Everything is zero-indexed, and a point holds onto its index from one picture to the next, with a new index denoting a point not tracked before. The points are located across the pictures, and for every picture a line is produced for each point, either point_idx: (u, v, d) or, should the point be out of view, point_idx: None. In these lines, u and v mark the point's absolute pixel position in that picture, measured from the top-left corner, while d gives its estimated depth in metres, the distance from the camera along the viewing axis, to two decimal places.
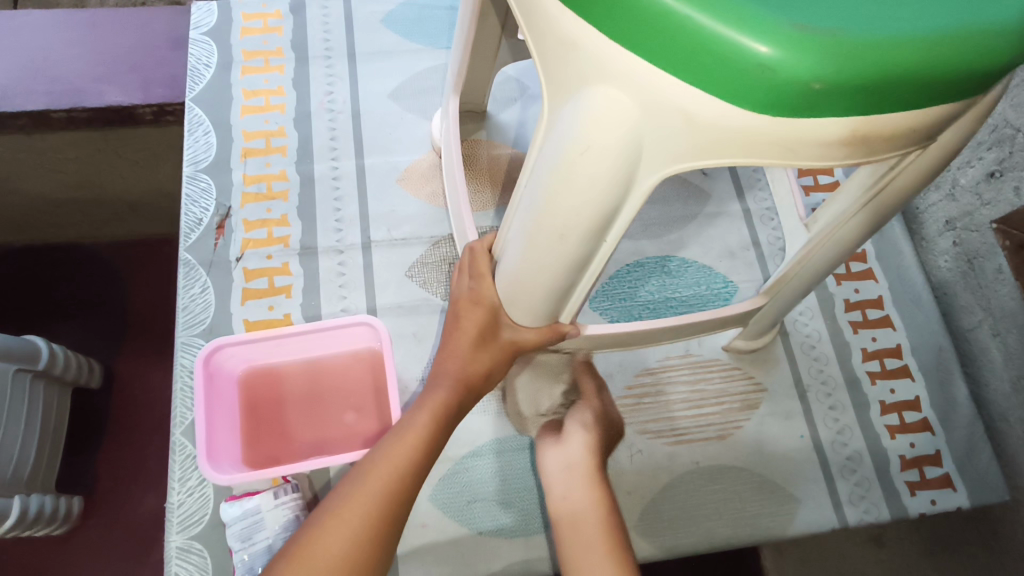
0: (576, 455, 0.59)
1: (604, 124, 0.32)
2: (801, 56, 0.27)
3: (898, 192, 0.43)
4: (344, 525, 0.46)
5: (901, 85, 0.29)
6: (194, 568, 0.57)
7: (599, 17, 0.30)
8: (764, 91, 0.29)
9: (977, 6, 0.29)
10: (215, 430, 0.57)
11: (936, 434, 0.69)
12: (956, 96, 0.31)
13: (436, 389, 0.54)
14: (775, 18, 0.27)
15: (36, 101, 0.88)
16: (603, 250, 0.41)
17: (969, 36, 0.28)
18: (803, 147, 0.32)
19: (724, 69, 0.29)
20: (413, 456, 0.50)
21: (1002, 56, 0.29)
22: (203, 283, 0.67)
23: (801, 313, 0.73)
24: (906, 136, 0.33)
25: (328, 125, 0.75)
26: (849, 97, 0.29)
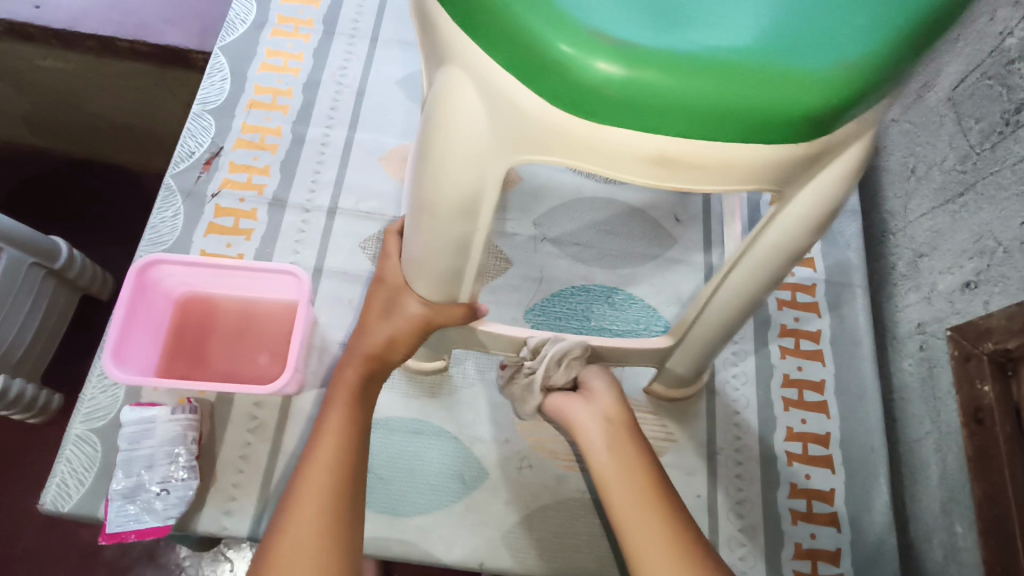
0: (612, 409, 0.56)
1: (452, 105, 0.34)
2: (589, 61, 0.29)
3: (760, 264, 0.43)
4: (304, 527, 0.46)
5: (691, 113, 0.30)
6: (84, 458, 0.61)
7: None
8: (565, 89, 0.30)
9: (779, 51, 0.30)
10: (133, 336, 0.61)
11: (842, 531, 0.66)
12: (769, 139, 0.32)
13: (346, 368, 0.56)
14: (572, 22, 0.29)
15: (106, 28, 0.98)
16: (481, 234, 0.42)
17: (762, 78, 0.30)
18: (622, 161, 0.33)
19: (528, 62, 0.30)
20: (344, 443, 0.51)
21: (808, 106, 0.30)
22: (176, 209, 0.72)
23: (735, 376, 0.72)
24: (730, 175, 0.34)
25: (332, 96, 0.80)
26: (645, 111, 0.30)
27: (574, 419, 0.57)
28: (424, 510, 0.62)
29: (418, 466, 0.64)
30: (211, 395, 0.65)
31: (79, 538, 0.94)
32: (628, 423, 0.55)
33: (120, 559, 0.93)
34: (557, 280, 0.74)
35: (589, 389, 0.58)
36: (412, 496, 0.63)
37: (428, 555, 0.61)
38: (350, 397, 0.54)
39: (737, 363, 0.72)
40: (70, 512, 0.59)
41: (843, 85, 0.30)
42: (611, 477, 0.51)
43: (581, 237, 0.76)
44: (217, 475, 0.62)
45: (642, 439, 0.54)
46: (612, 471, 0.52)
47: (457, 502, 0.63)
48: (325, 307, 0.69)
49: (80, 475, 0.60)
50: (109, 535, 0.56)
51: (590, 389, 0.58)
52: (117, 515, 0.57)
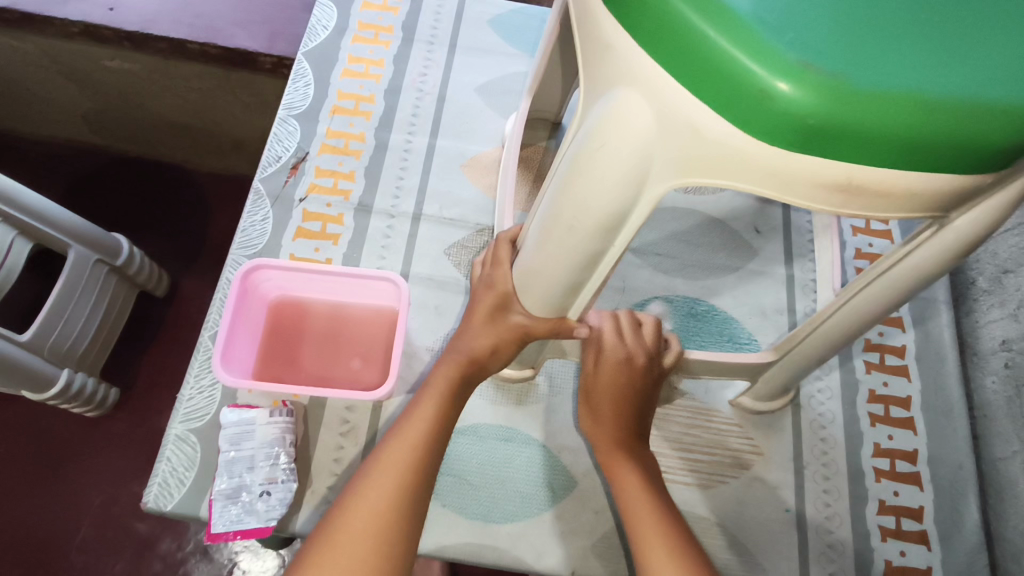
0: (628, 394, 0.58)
1: (622, 125, 0.34)
2: (801, 89, 0.29)
3: (890, 287, 0.43)
4: (362, 516, 0.46)
5: (896, 142, 0.30)
6: (183, 457, 0.62)
7: (630, 23, 0.33)
8: (762, 116, 0.30)
9: (985, 80, 0.30)
10: (235, 336, 0.62)
11: (931, 550, 0.65)
12: (961, 170, 0.32)
13: (445, 363, 0.56)
14: (782, 50, 0.29)
15: (179, 30, 0.95)
16: (615, 251, 0.43)
17: (969, 108, 0.30)
18: (799, 184, 0.33)
19: (731, 90, 0.30)
20: (403, 473, 0.49)
21: (1010, 137, 0.30)
22: (265, 213, 0.73)
23: (819, 390, 0.71)
24: (903, 203, 0.34)
25: (414, 102, 0.80)
26: (847, 141, 0.30)
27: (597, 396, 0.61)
28: (515, 517, 0.63)
29: (507, 472, 0.64)
30: (304, 398, 0.66)
31: (137, 531, 0.95)
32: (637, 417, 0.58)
33: (175, 553, 0.94)
34: (639, 289, 0.73)
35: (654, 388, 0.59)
36: (503, 503, 0.63)
37: (520, 562, 0.61)
38: (429, 422, 0.52)
39: (822, 377, 0.72)
40: (173, 511, 0.60)
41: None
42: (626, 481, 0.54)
43: (661, 247, 0.76)
44: (312, 478, 0.62)
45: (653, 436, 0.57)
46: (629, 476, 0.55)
47: (547, 510, 0.63)
48: (412, 313, 0.70)
49: (180, 475, 0.61)
50: (213, 535, 0.57)
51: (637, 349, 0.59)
52: (220, 515, 0.58)
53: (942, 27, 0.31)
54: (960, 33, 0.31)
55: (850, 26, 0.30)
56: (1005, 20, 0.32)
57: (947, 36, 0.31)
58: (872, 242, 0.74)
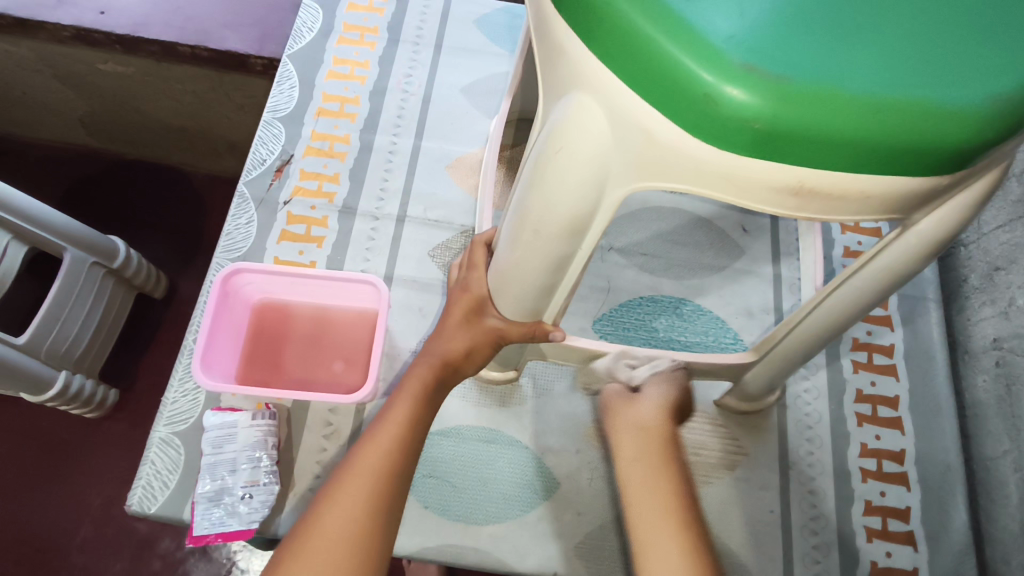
0: (649, 418, 0.57)
1: (578, 129, 0.34)
2: (747, 94, 0.29)
3: (861, 288, 0.43)
4: (335, 522, 0.46)
5: (844, 147, 0.30)
6: (168, 460, 0.62)
7: (581, 26, 0.33)
8: (710, 121, 0.30)
9: (934, 82, 0.29)
10: (217, 339, 0.63)
11: (919, 550, 0.65)
12: (920, 172, 0.31)
13: (419, 366, 0.56)
14: (726, 53, 0.29)
15: (169, 33, 0.95)
16: (583, 253, 0.42)
17: (918, 111, 0.29)
18: (755, 189, 0.33)
19: (677, 95, 0.30)
20: (378, 478, 0.48)
21: (966, 139, 0.30)
22: (250, 216, 0.73)
23: (806, 390, 0.71)
24: (863, 206, 0.33)
25: (398, 103, 0.80)
26: (799, 147, 0.30)
27: (614, 420, 0.59)
28: (496, 518, 0.63)
29: (490, 474, 0.64)
30: (287, 401, 0.66)
31: (136, 531, 0.96)
32: (665, 432, 0.56)
33: (175, 552, 0.95)
34: (623, 290, 0.73)
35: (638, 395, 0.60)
36: (486, 505, 0.63)
37: (502, 564, 0.61)
38: (401, 426, 0.51)
39: (809, 377, 0.71)
40: (157, 513, 0.60)
41: (1000, 117, 0.30)
42: (633, 483, 0.52)
43: (648, 247, 0.76)
44: (295, 480, 0.63)
45: (676, 454, 0.54)
46: (636, 480, 0.52)
47: (530, 512, 0.63)
48: (396, 315, 0.70)
49: (165, 477, 0.62)
50: (196, 538, 0.57)
51: (644, 395, 0.60)
52: (203, 517, 0.58)
53: (893, 28, 0.31)
54: (911, 34, 0.31)
55: (802, 31, 0.30)
56: (958, 19, 0.31)
57: (897, 37, 0.30)
58: (860, 240, 0.74)
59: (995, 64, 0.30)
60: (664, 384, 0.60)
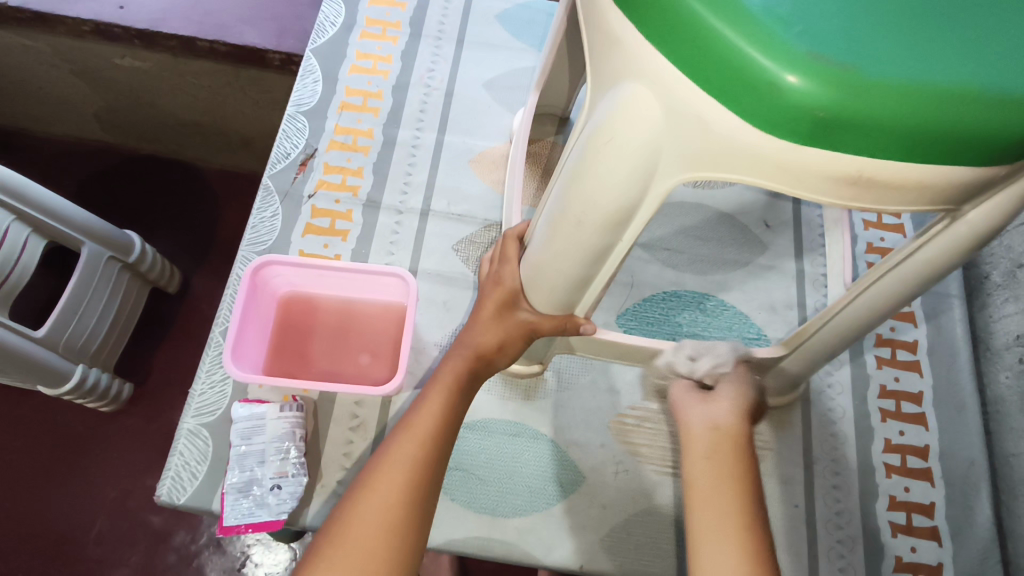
0: (725, 418, 0.51)
1: (630, 118, 0.34)
2: (809, 81, 0.29)
3: (900, 281, 0.43)
4: (370, 513, 0.46)
5: (903, 135, 0.30)
6: (196, 451, 0.63)
7: (636, 14, 0.33)
8: (769, 110, 0.30)
9: (993, 72, 0.29)
10: (246, 331, 0.63)
11: (943, 545, 0.65)
12: (974, 162, 0.31)
13: (452, 358, 0.56)
14: (788, 41, 0.29)
15: (188, 28, 0.96)
16: (622, 246, 0.43)
17: (977, 100, 0.29)
18: (807, 179, 0.33)
19: (737, 83, 0.30)
20: (413, 468, 0.49)
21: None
22: (275, 209, 0.73)
23: (830, 386, 0.71)
24: (911, 196, 0.34)
25: (421, 98, 0.80)
26: (857, 136, 0.30)
27: (683, 417, 0.54)
28: (523, 511, 0.63)
29: (515, 467, 0.65)
30: (314, 393, 0.66)
31: (151, 523, 0.96)
32: (744, 434, 0.50)
33: (189, 545, 0.95)
34: (647, 285, 0.73)
35: (712, 394, 0.54)
36: (512, 498, 0.63)
37: (529, 556, 0.61)
38: (437, 418, 0.52)
39: (832, 372, 0.72)
40: (186, 504, 0.61)
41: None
42: (701, 486, 0.47)
43: (671, 242, 0.76)
44: (322, 472, 0.63)
45: (755, 467, 0.48)
46: (703, 483, 0.47)
47: (556, 504, 0.63)
48: (421, 309, 0.70)
49: (193, 468, 0.62)
50: (226, 528, 0.57)
51: (719, 391, 0.54)
52: (232, 508, 0.58)
53: (950, 19, 0.31)
54: (969, 24, 0.31)
55: (862, 20, 0.30)
56: (1015, 10, 0.31)
57: (954, 27, 0.30)
58: (884, 236, 0.74)
59: None
60: (741, 381, 0.56)
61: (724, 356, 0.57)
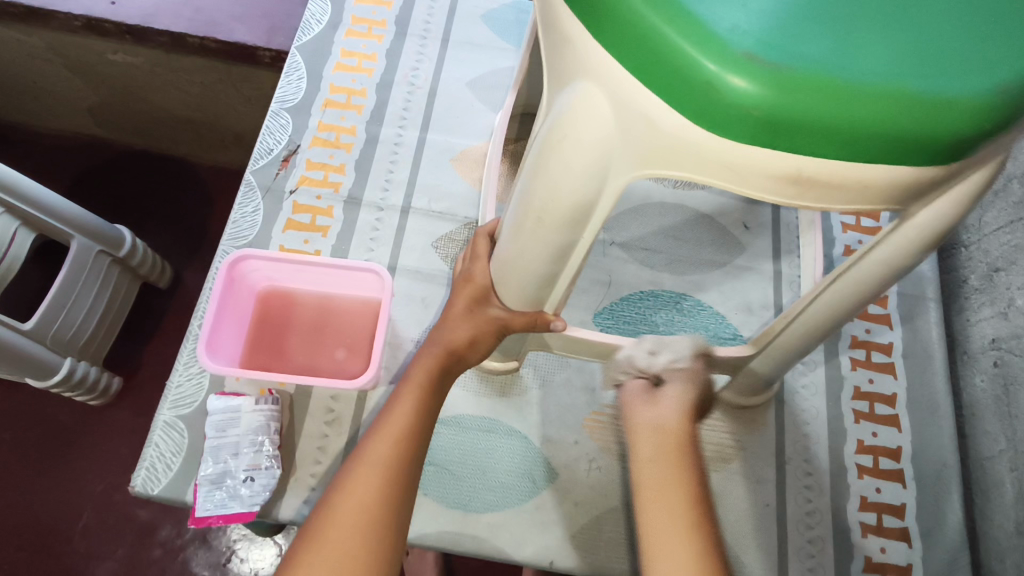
0: (671, 420, 0.54)
1: (582, 116, 0.34)
2: (746, 81, 0.30)
3: (858, 280, 0.43)
4: (347, 513, 0.47)
5: (841, 133, 0.30)
6: (171, 444, 0.63)
7: (586, 13, 0.34)
8: (711, 108, 0.31)
9: (930, 73, 0.30)
10: (222, 324, 0.64)
11: (912, 547, 0.65)
12: (916, 162, 0.32)
13: (424, 356, 0.56)
14: (727, 41, 0.30)
15: (178, 24, 0.96)
16: (584, 243, 0.43)
17: (912, 99, 0.30)
18: (752, 177, 0.34)
19: (680, 83, 0.31)
20: (389, 467, 0.49)
21: (963, 130, 0.31)
22: (256, 205, 0.74)
23: (804, 386, 0.71)
24: (857, 195, 0.34)
25: (405, 96, 0.81)
26: (796, 135, 0.31)
27: (630, 420, 0.56)
28: (495, 507, 0.63)
29: (489, 462, 0.65)
30: (290, 387, 0.67)
31: (137, 517, 0.97)
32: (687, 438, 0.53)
33: (175, 540, 0.96)
34: (625, 284, 0.74)
35: (657, 395, 0.56)
36: (484, 493, 0.64)
37: (500, 551, 0.62)
38: (410, 416, 0.52)
39: (807, 373, 0.72)
40: (160, 495, 0.61)
41: (998, 108, 0.31)
42: (647, 494, 0.49)
43: (650, 242, 0.76)
44: (296, 465, 0.63)
45: (693, 453, 0.52)
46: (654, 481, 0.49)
47: (528, 500, 0.64)
48: (399, 305, 0.71)
49: (168, 460, 0.63)
50: (197, 519, 0.58)
51: (663, 393, 0.56)
52: (205, 499, 0.59)
53: (890, 21, 0.31)
54: (910, 27, 0.31)
55: (801, 20, 0.30)
56: (958, 14, 0.32)
57: (895, 29, 0.31)
58: (861, 239, 0.74)
59: (996, 56, 0.31)
60: (688, 378, 0.57)
61: (681, 352, 0.58)
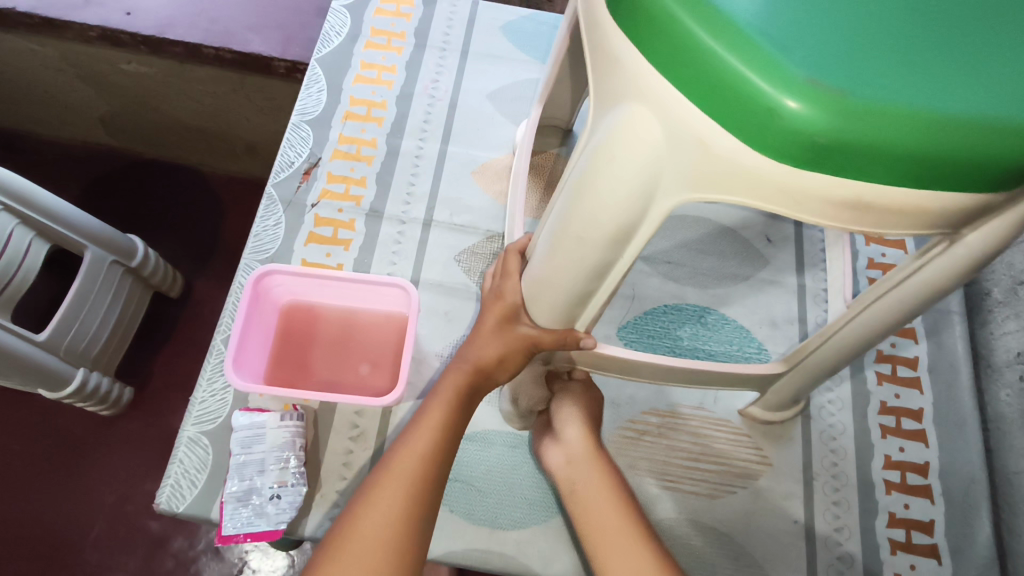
0: (577, 446, 0.59)
1: (632, 139, 0.34)
2: (810, 107, 0.29)
3: (901, 301, 0.43)
4: (369, 528, 0.46)
5: (902, 160, 0.30)
6: (195, 460, 0.63)
7: (640, 37, 0.34)
8: (770, 133, 0.31)
9: (992, 100, 0.30)
10: (247, 340, 0.63)
11: (942, 564, 0.64)
12: (971, 188, 0.32)
13: (452, 370, 0.56)
14: (789, 67, 0.29)
15: (194, 35, 0.96)
16: (623, 263, 0.43)
17: (974, 127, 0.30)
18: (807, 201, 0.34)
19: (740, 108, 0.31)
20: (413, 482, 0.49)
21: (1023, 157, 0.30)
22: (278, 218, 0.74)
23: (830, 401, 0.71)
24: (912, 218, 0.34)
25: (425, 109, 0.81)
26: (857, 160, 0.31)
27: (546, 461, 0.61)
28: (522, 523, 0.63)
29: (515, 478, 0.65)
30: (314, 403, 0.66)
31: (148, 529, 0.96)
32: (598, 456, 0.59)
33: (187, 551, 0.95)
34: (648, 298, 0.73)
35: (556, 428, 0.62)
36: (511, 510, 0.63)
37: (527, 569, 0.61)
38: (436, 431, 0.52)
39: (832, 388, 0.72)
40: (185, 512, 0.61)
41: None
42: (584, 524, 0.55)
43: (672, 255, 0.76)
44: (322, 481, 0.63)
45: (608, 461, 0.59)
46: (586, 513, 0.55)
47: (555, 517, 0.63)
48: (422, 319, 0.70)
49: (193, 476, 0.62)
50: (224, 537, 0.57)
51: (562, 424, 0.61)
52: (231, 518, 0.58)
53: (950, 47, 0.31)
54: (970, 55, 0.31)
55: (863, 47, 0.30)
56: (1012, 40, 0.32)
57: (955, 55, 0.31)
58: (885, 252, 0.74)
59: None
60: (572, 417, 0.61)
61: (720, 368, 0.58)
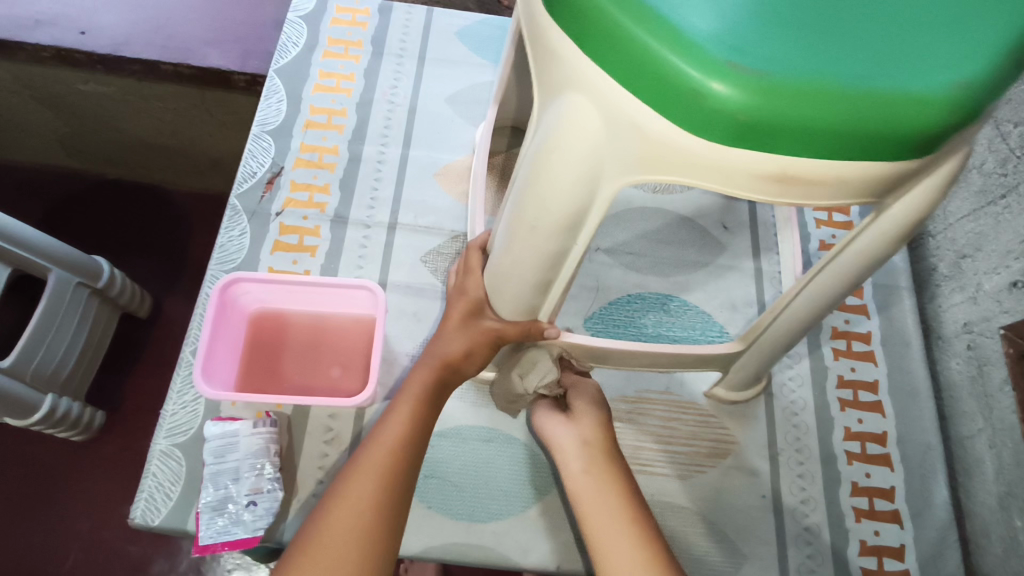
0: (590, 432, 0.58)
1: (573, 128, 0.36)
2: (731, 88, 0.31)
3: (839, 273, 0.45)
4: (339, 522, 0.47)
5: (820, 133, 0.32)
6: (169, 473, 0.63)
7: (575, 31, 0.35)
8: (699, 114, 0.33)
9: (898, 75, 0.32)
10: (216, 350, 0.63)
11: (904, 528, 0.67)
12: (887, 158, 0.34)
13: (421, 366, 0.57)
14: (710, 52, 0.31)
15: (151, 52, 0.96)
16: (578, 249, 0.44)
17: (884, 100, 0.32)
18: (739, 178, 0.36)
19: (669, 93, 0.33)
20: (383, 475, 0.49)
21: (931, 127, 0.33)
22: (242, 228, 0.74)
23: (791, 378, 0.74)
24: (837, 189, 0.36)
25: (385, 114, 0.82)
26: (779, 137, 0.33)
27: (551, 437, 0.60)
28: (499, 515, 0.64)
29: (491, 472, 0.66)
30: (287, 409, 0.67)
31: (127, 553, 0.95)
32: (609, 444, 0.57)
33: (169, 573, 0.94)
34: (611, 289, 0.75)
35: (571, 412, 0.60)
36: (487, 502, 0.64)
37: (506, 559, 0.62)
38: (405, 425, 0.53)
39: (792, 365, 0.74)
40: (161, 525, 0.61)
41: (961, 106, 0.33)
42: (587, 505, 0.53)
43: (633, 246, 0.78)
44: (298, 486, 0.63)
45: (619, 456, 0.57)
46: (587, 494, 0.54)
47: (531, 507, 0.65)
48: (391, 320, 0.71)
49: (167, 489, 0.62)
50: (201, 548, 0.57)
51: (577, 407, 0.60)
52: (207, 527, 0.58)
53: (859, 27, 0.33)
54: (879, 34, 0.33)
55: (779, 31, 0.32)
56: (917, 17, 0.34)
57: (864, 34, 0.33)
58: (834, 233, 0.77)
59: (957, 57, 0.33)
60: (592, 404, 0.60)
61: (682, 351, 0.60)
